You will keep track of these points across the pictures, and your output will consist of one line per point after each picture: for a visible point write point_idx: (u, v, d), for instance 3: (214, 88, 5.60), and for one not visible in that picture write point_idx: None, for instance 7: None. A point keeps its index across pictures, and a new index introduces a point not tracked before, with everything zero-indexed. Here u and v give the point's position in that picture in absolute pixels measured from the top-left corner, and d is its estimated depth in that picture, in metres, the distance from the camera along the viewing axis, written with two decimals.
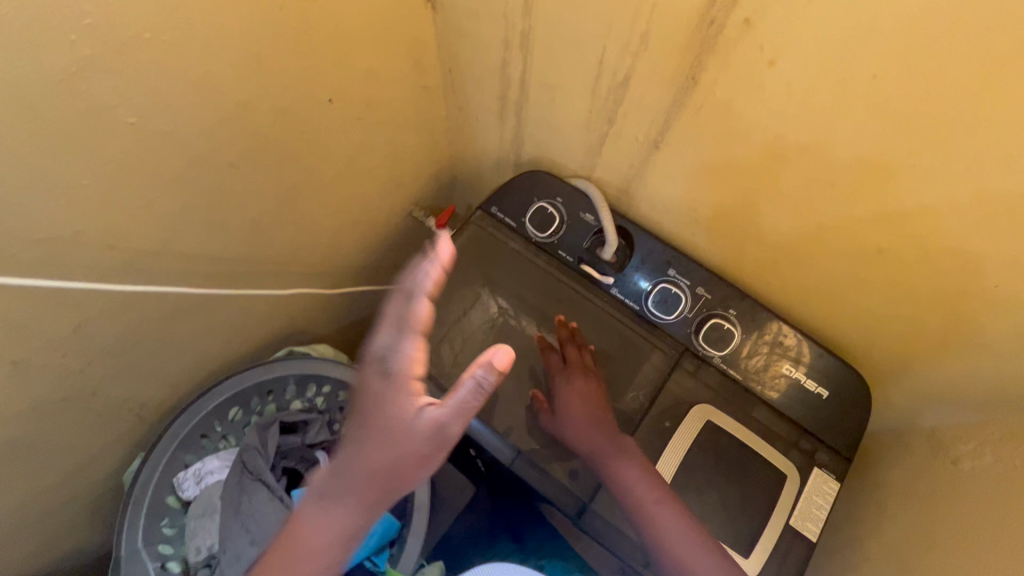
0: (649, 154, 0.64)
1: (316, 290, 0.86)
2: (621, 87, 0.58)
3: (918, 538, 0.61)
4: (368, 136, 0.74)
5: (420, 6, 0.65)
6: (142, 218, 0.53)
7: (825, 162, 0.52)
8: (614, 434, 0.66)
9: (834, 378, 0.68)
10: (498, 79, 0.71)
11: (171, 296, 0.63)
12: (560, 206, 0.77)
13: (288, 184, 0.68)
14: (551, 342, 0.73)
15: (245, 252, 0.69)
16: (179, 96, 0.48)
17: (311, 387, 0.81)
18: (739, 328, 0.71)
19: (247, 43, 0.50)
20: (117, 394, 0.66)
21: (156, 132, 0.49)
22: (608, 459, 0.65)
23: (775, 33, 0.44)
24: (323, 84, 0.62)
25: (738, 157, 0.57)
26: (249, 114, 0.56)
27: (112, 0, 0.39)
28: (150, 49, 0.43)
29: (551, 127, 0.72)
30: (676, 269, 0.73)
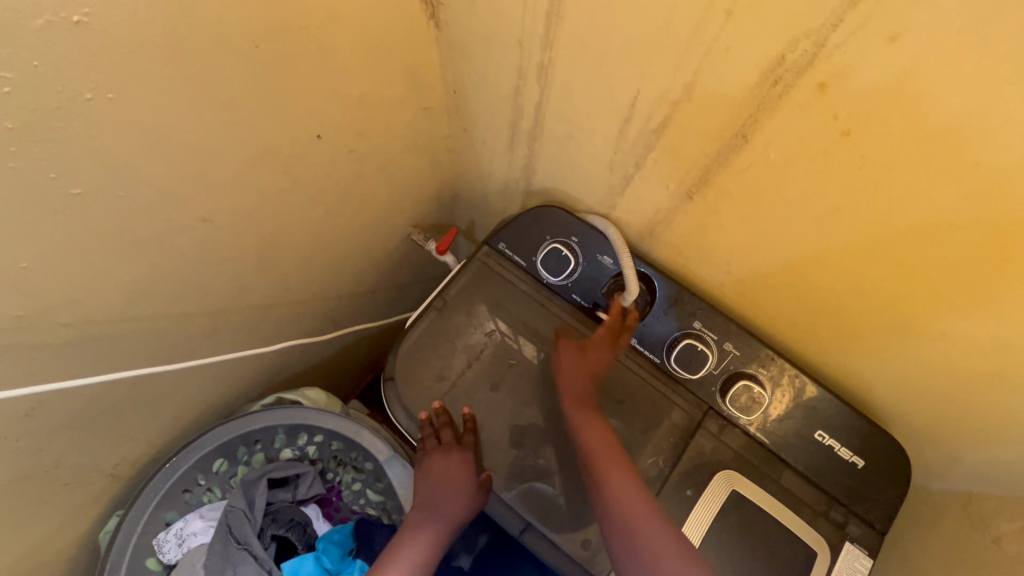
0: (680, 202, 0.57)
1: (306, 325, 0.80)
2: (655, 134, 0.51)
3: None
4: (361, 166, 0.66)
5: (421, 26, 0.56)
6: (100, 289, 0.46)
7: (892, 240, 0.45)
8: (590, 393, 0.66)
9: (871, 447, 0.63)
10: (509, 108, 0.63)
11: (141, 360, 0.56)
12: (576, 247, 0.70)
13: (271, 229, 0.60)
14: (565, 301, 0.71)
15: (225, 302, 0.62)
16: (134, 157, 0.41)
17: (302, 436, 0.75)
18: (769, 389, 0.65)
19: (216, 88, 0.42)
20: (87, 462, 0.60)
21: (109, 199, 0.41)
22: (581, 419, 0.64)
23: (853, 102, 0.37)
24: (310, 121, 0.53)
25: (784, 220, 0.50)
26: (223, 164, 0.48)
27: (35, 64, 0.31)
28: (95, 110, 0.36)
29: (569, 162, 0.65)
30: (702, 322, 0.67)
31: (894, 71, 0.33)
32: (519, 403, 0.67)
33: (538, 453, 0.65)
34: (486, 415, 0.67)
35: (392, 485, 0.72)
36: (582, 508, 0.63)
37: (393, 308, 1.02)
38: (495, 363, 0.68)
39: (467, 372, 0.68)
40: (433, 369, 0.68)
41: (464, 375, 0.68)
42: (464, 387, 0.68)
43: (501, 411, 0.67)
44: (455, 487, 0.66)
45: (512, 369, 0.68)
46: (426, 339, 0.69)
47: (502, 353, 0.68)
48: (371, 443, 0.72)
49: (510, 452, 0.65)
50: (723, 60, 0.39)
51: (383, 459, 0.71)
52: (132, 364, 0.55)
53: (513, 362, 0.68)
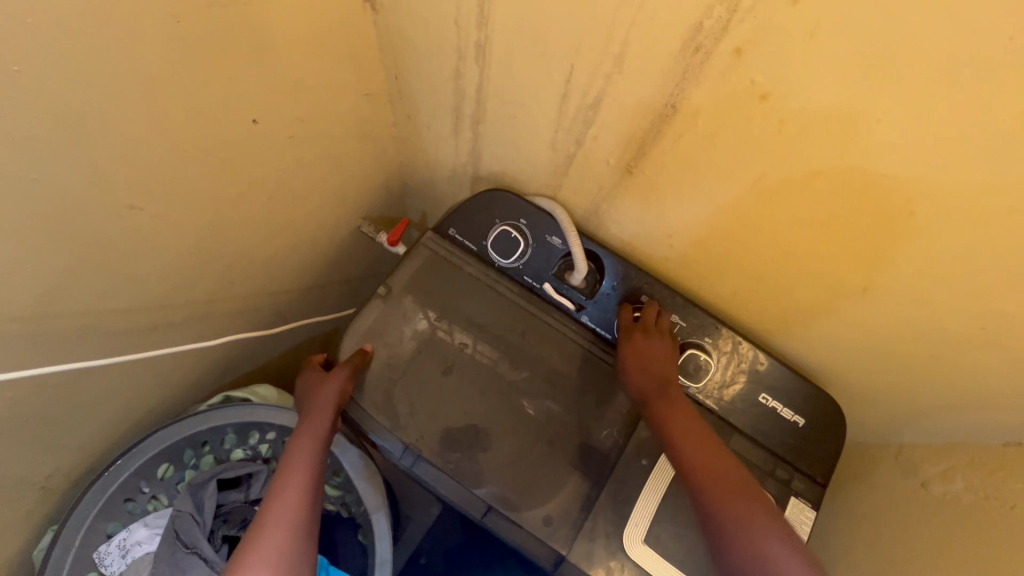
0: (620, 177, 0.59)
1: (252, 322, 0.77)
2: (592, 110, 0.52)
3: (880, 561, 0.61)
4: (302, 154, 0.65)
5: (357, 9, 0.56)
6: (18, 281, 0.43)
7: (812, 202, 0.48)
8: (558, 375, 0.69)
9: (810, 406, 0.67)
10: (451, 91, 0.63)
11: (70, 359, 0.53)
12: (525, 228, 0.71)
13: (209, 218, 0.58)
14: (526, 288, 0.72)
15: (161, 297, 0.59)
16: (51, 137, 0.39)
17: (253, 435, 0.73)
18: (715, 357, 0.68)
19: (139, 66, 0.41)
20: (14, 472, 0.56)
21: (23, 182, 0.39)
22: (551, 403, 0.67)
23: (767, 67, 0.39)
24: (245, 104, 0.52)
25: (715, 189, 0.52)
26: (153, 147, 0.47)
27: None
28: (4, 84, 0.34)
29: (513, 143, 0.65)
30: (650, 296, 0.69)
31: (801, 34, 0.36)
32: (471, 388, 0.67)
33: (492, 437, 0.65)
34: (440, 402, 0.66)
35: (349, 477, 0.72)
36: (539, 485, 0.64)
37: (345, 303, 1.01)
38: (444, 350, 0.68)
39: (417, 362, 0.67)
40: (381, 360, 0.67)
41: (414, 365, 0.67)
42: (415, 378, 0.67)
43: (453, 395, 0.66)
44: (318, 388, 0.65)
45: (461, 354, 0.68)
46: (372, 333, 0.68)
47: (449, 341, 0.68)
48: None
49: (465, 437, 0.65)
50: (647, 31, 0.41)
51: (338, 450, 0.71)
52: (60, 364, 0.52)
53: (462, 348, 0.68)
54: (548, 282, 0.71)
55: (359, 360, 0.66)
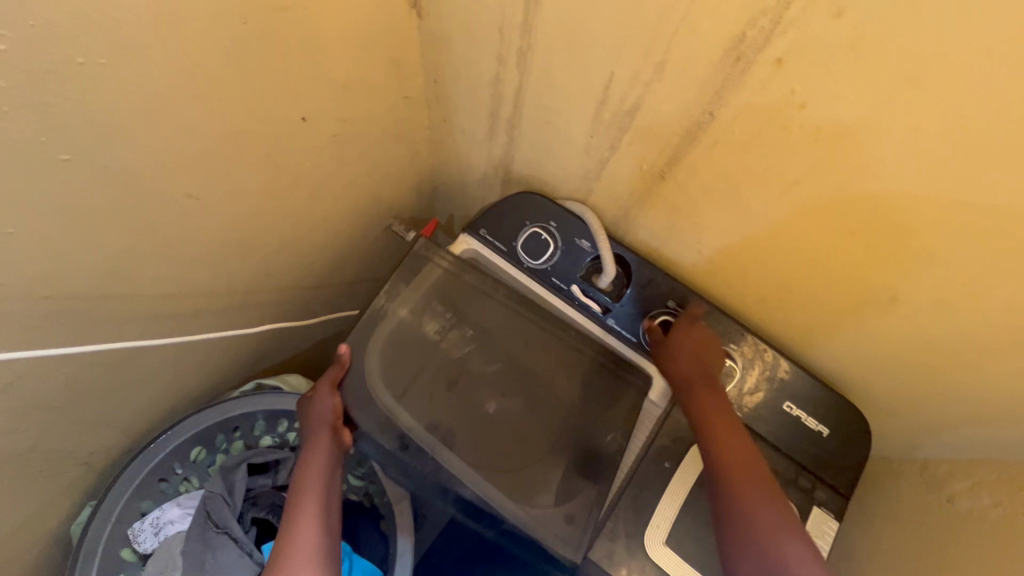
0: (653, 183, 0.60)
1: (285, 313, 0.80)
2: (629, 116, 0.54)
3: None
4: (343, 152, 0.68)
5: (404, 14, 0.59)
6: (82, 262, 0.46)
7: (845, 211, 0.49)
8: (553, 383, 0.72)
9: (834, 416, 0.67)
10: (489, 95, 0.65)
11: (120, 340, 0.55)
12: (555, 230, 0.72)
13: (254, 211, 0.61)
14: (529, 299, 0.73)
15: (205, 284, 0.61)
16: (123, 127, 0.41)
17: (282, 423, 0.75)
18: (740, 363, 0.68)
19: (205, 63, 0.43)
20: (60, 447, 0.58)
21: (96, 169, 0.41)
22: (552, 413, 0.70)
23: (807, 77, 0.40)
24: (296, 102, 0.55)
25: (749, 196, 0.53)
26: (211, 140, 0.49)
27: (33, 22, 0.32)
28: (88, 76, 0.36)
29: (546, 147, 0.67)
30: (676, 301, 0.70)
31: (843, 45, 0.37)
32: (479, 392, 0.69)
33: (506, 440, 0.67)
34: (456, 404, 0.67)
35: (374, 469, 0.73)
36: (562, 485, 0.65)
37: None
38: (450, 357, 0.70)
39: (428, 366, 0.68)
40: (394, 366, 0.66)
41: (425, 369, 0.68)
42: (428, 381, 0.68)
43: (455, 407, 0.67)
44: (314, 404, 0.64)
45: (466, 362, 0.70)
46: (386, 338, 0.67)
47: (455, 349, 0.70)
48: None
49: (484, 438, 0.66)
50: (691, 40, 0.42)
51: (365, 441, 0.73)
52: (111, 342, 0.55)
53: (467, 356, 0.70)
54: (576, 284, 0.72)
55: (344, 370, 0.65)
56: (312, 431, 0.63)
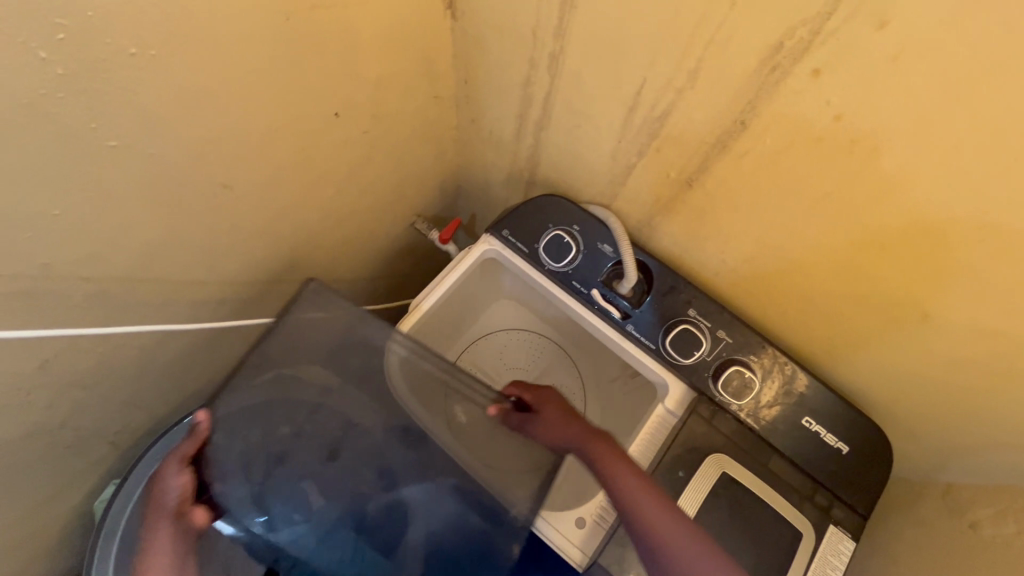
0: (680, 190, 0.60)
1: (309, 305, 0.81)
2: (658, 123, 0.54)
3: None
4: (373, 149, 0.69)
5: (439, 15, 0.60)
6: (121, 245, 0.47)
7: (877, 226, 0.48)
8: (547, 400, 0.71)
9: (856, 434, 0.65)
10: (519, 97, 0.66)
11: (152, 323, 0.57)
12: (577, 234, 0.72)
13: (285, 203, 0.62)
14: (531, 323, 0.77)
15: (235, 273, 0.63)
16: (167, 117, 0.42)
17: None
18: (760, 375, 0.67)
19: (248, 57, 0.44)
20: (90, 424, 0.60)
21: (139, 156, 0.43)
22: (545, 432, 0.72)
23: (844, 88, 0.40)
24: (331, 98, 0.56)
25: (777, 207, 0.53)
26: (249, 132, 0.50)
27: (90, 12, 0.33)
28: (138, 66, 0.37)
29: (573, 151, 0.67)
30: (697, 309, 0.69)
31: (883, 57, 0.37)
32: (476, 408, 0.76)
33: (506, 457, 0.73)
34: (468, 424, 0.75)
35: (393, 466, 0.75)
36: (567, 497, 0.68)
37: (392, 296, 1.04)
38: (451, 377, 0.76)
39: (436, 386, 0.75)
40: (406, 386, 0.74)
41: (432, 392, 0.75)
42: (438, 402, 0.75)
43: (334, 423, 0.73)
44: (174, 481, 0.63)
45: (465, 380, 0.76)
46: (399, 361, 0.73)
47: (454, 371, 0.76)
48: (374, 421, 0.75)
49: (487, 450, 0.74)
50: (725, 49, 0.43)
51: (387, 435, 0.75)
52: (147, 324, 0.56)
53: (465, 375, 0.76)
54: (597, 289, 0.72)
55: (198, 443, 0.65)
56: (154, 523, 0.61)
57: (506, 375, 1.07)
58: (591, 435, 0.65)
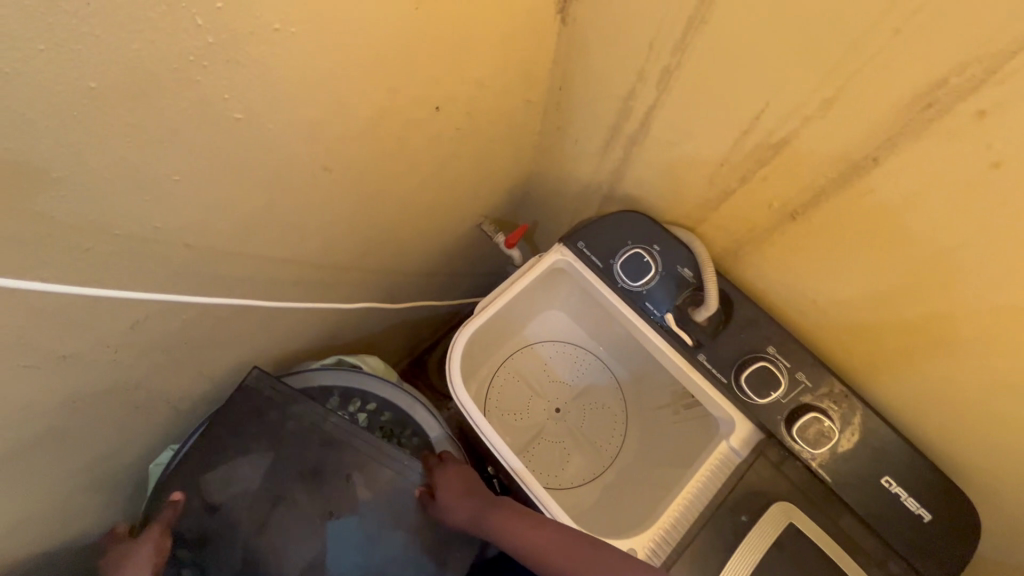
0: (780, 222, 0.57)
1: (372, 294, 0.81)
2: (773, 150, 0.51)
3: None
4: (460, 146, 0.68)
5: (550, 19, 0.59)
6: (224, 216, 0.47)
7: (1012, 285, 0.44)
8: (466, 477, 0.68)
9: (941, 502, 0.61)
10: (616, 110, 0.64)
11: (234, 296, 0.57)
12: (657, 254, 0.70)
13: (373, 191, 0.62)
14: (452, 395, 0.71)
15: (315, 255, 0.63)
16: (292, 95, 0.42)
17: (355, 402, 0.74)
18: (839, 425, 0.63)
19: (375, 43, 0.44)
20: (160, 388, 0.61)
21: (259, 130, 0.43)
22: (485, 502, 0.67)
23: (1008, 133, 0.37)
24: (436, 91, 0.56)
25: (893, 251, 0.50)
26: (358, 118, 0.50)
27: None
28: (279, 42, 0.37)
29: (664, 169, 0.65)
30: (777, 347, 0.66)
31: None
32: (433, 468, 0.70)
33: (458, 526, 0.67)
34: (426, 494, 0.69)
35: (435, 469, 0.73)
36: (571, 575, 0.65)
37: (446, 294, 1.03)
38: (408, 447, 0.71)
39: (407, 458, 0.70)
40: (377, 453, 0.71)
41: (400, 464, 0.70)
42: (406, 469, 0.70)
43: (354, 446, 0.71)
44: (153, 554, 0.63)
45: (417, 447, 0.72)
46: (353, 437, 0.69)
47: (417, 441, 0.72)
48: (424, 419, 0.74)
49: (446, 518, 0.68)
50: (876, 78, 0.40)
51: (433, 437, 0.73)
52: (246, 306, 0.55)
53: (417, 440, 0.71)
54: (671, 313, 0.69)
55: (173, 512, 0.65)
56: None
57: (550, 386, 1.05)
58: (485, 507, 0.65)
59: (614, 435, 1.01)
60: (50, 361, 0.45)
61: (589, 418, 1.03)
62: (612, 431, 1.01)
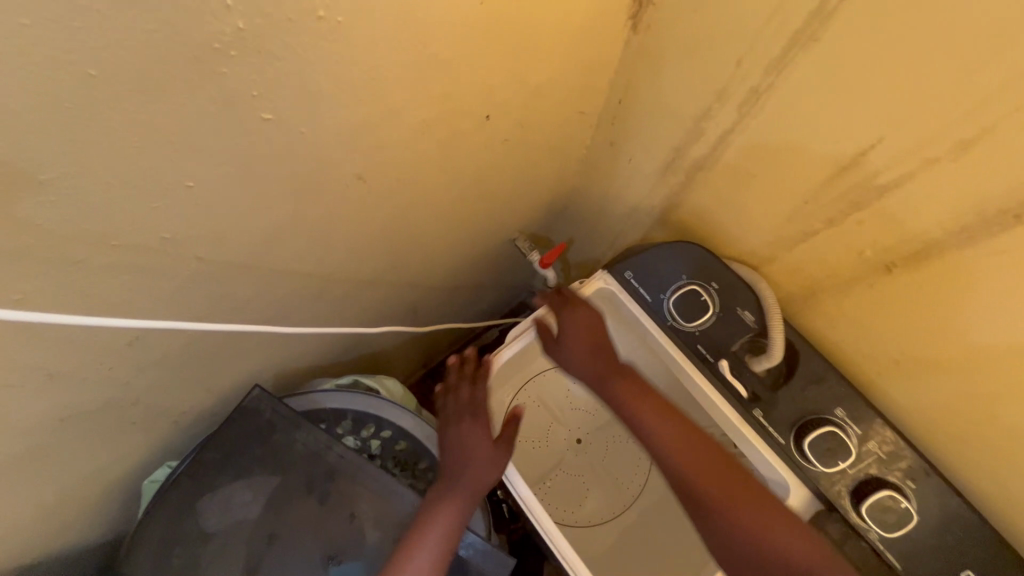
0: (870, 272, 0.50)
1: (394, 308, 0.75)
2: (876, 191, 0.44)
3: None
4: (505, 158, 0.62)
5: (619, 25, 0.52)
6: (243, 228, 0.42)
7: None
8: (594, 340, 0.63)
9: None
10: (683, 130, 0.57)
11: (249, 311, 0.52)
12: (714, 293, 0.63)
13: (408, 203, 0.56)
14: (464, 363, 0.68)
15: (340, 269, 0.57)
16: (331, 96, 0.36)
17: (368, 428, 0.68)
18: (916, 507, 0.55)
19: (429, 41, 0.38)
20: (160, 403, 0.55)
21: (289, 135, 0.37)
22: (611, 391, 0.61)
23: None
24: (488, 98, 0.49)
25: (1016, 321, 0.42)
26: (401, 124, 0.44)
27: None
28: (322, 33, 0.31)
29: (731, 199, 0.58)
30: (846, 410, 0.58)
31: None
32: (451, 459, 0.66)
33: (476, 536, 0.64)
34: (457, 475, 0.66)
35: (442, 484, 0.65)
36: None
37: (469, 309, 0.97)
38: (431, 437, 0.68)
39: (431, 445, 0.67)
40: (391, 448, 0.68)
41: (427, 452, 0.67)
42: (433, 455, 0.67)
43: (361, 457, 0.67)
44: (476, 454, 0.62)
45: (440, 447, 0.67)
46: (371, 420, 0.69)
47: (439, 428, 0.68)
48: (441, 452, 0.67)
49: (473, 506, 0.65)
50: None
51: None
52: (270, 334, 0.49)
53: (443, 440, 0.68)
54: (725, 360, 0.62)
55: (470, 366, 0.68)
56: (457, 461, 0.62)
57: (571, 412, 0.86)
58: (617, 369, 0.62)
59: (638, 473, 0.83)
60: (34, 381, 0.40)
61: (612, 449, 0.85)
62: (638, 466, 0.83)
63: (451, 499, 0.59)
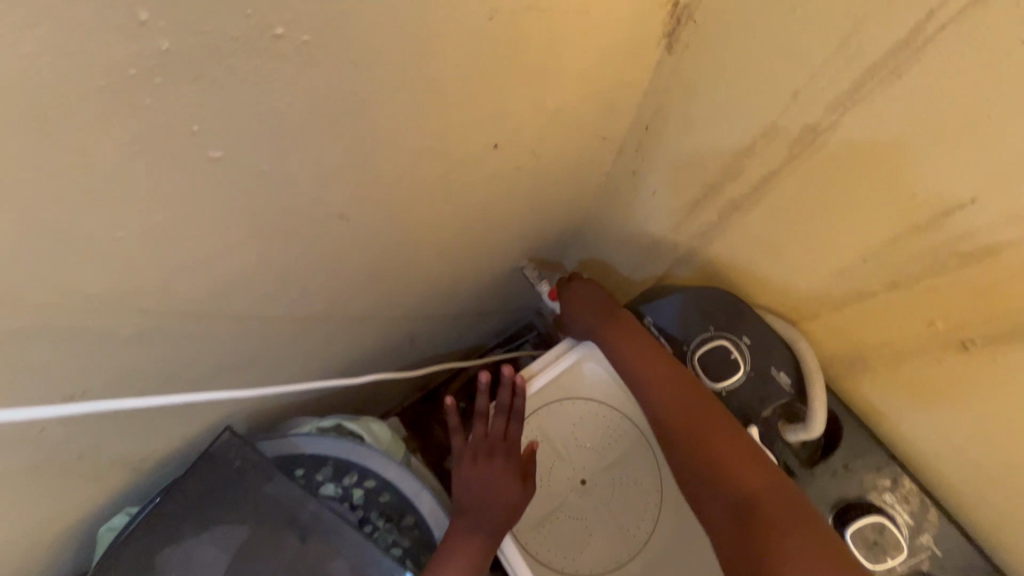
0: (938, 346, 0.42)
1: (386, 341, 0.69)
2: (959, 258, 0.37)
3: None
4: (515, 187, 0.55)
5: (651, 44, 0.45)
6: (201, 277, 0.35)
7: None
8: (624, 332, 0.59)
9: None
10: (719, 165, 0.50)
11: (216, 360, 0.45)
12: (746, 350, 0.55)
13: (402, 237, 0.49)
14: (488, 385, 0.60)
15: (323, 308, 0.51)
16: (303, 129, 0.30)
17: (351, 476, 0.61)
18: None
19: (425, 63, 0.31)
20: (113, 454, 0.49)
21: (252, 175, 0.30)
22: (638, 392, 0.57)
23: None
24: (497, 125, 0.43)
25: None
26: (392, 157, 0.38)
27: None
28: (288, 59, 0.25)
29: (772, 247, 0.51)
30: (894, 494, 0.51)
31: None
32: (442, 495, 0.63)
33: None
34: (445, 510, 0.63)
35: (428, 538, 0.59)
36: None
37: (470, 336, 0.90)
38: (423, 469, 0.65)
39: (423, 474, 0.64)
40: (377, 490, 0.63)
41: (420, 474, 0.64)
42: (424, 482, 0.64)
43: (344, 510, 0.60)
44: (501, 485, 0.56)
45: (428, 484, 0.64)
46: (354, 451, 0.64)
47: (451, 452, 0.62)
48: (430, 511, 0.59)
49: None
50: None
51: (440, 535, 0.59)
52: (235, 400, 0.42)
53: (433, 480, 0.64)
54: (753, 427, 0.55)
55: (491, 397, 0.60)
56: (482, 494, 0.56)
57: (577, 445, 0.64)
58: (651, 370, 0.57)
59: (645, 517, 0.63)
60: None
61: (618, 493, 0.63)
62: (644, 509, 0.63)
63: (473, 534, 0.54)
